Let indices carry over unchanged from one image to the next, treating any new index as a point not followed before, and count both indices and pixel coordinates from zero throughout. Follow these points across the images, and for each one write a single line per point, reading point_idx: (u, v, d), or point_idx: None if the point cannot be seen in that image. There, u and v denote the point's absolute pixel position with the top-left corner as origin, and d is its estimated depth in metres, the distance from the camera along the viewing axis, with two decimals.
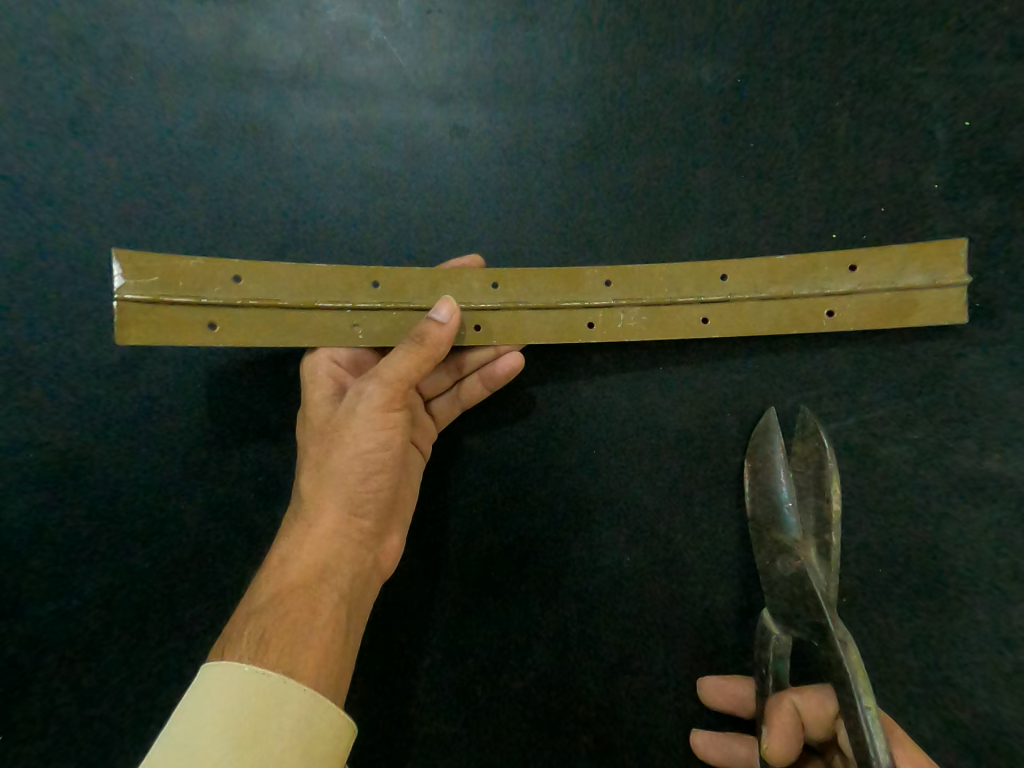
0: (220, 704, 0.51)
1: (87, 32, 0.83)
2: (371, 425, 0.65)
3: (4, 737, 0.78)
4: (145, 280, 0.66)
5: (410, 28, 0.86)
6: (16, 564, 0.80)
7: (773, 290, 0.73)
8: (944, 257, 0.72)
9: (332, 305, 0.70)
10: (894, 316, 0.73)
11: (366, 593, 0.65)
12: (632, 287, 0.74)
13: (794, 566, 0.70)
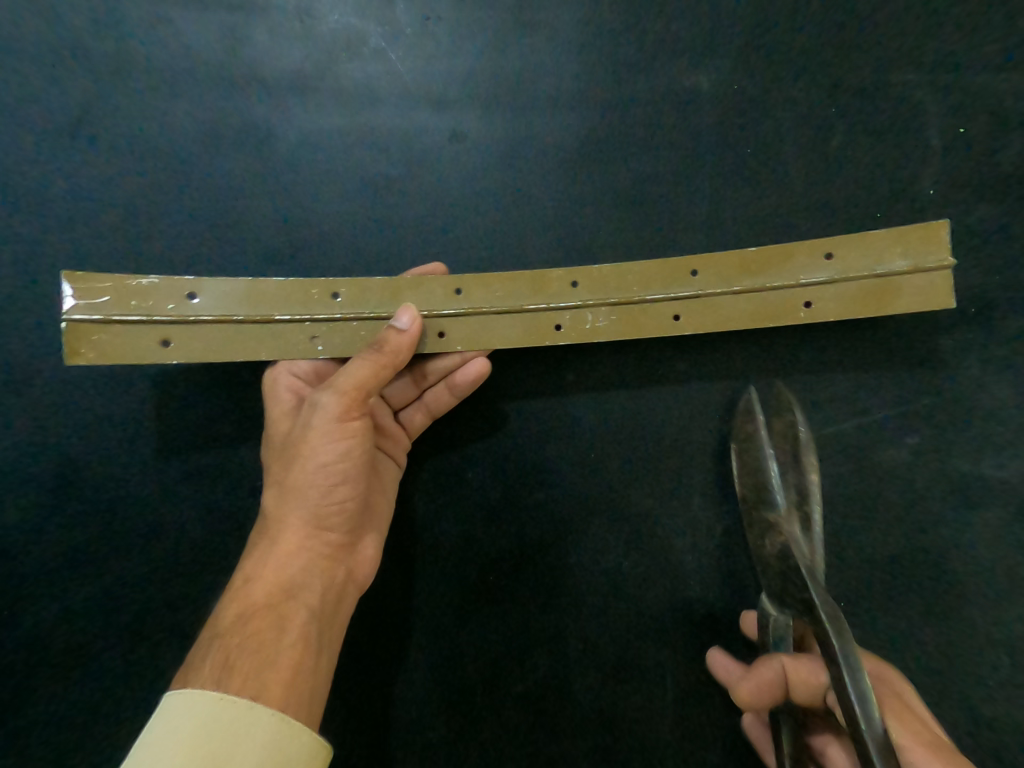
0: (186, 730, 0.52)
1: (91, 42, 0.85)
2: (328, 437, 0.65)
3: (11, 735, 0.79)
4: (96, 300, 0.66)
5: (408, 35, 0.87)
6: (21, 566, 0.81)
7: (743, 285, 0.70)
8: (927, 240, 0.68)
9: (289, 320, 0.69)
10: (879, 302, 0.69)
11: (335, 604, 0.67)
12: (599, 287, 0.72)
13: (780, 541, 0.71)
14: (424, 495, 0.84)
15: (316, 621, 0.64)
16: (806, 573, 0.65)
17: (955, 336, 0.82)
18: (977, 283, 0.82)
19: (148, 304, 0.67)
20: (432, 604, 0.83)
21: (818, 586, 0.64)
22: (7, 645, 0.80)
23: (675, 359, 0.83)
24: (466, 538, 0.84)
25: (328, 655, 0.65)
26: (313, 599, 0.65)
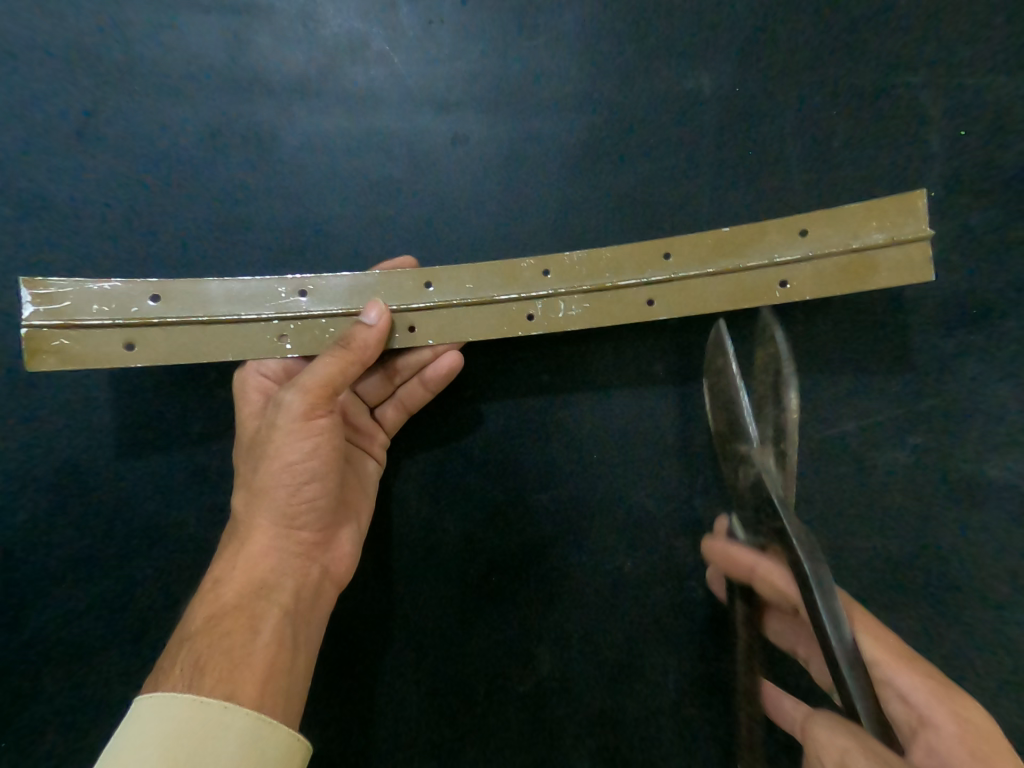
0: (159, 732, 0.52)
1: (98, 46, 0.86)
2: (294, 435, 0.66)
3: (17, 731, 0.80)
4: (57, 307, 0.67)
5: (411, 39, 0.87)
6: (28, 565, 0.82)
7: (717, 266, 0.71)
8: (902, 210, 0.68)
9: (254, 319, 0.70)
10: (854, 277, 0.69)
11: (307, 603, 0.67)
12: (572, 275, 0.72)
13: (750, 473, 0.73)
14: (411, 496, 0.84)
15: (289, 618, 0.65)
16: (781, 506, 0.68)
17: (956, 338, 0.82)
18: (978, 286, 0.82)
19: (112, 308, 0.68)
20: (432, 605, 0.83)
21: (792, 516, 0.68)
22: (15, 643, 0.82)
23: (679, 360, 0.83)
24: (471, 539, 0.84)
25: (304, 651, 0.66)
26: (285, 598, 0.65)
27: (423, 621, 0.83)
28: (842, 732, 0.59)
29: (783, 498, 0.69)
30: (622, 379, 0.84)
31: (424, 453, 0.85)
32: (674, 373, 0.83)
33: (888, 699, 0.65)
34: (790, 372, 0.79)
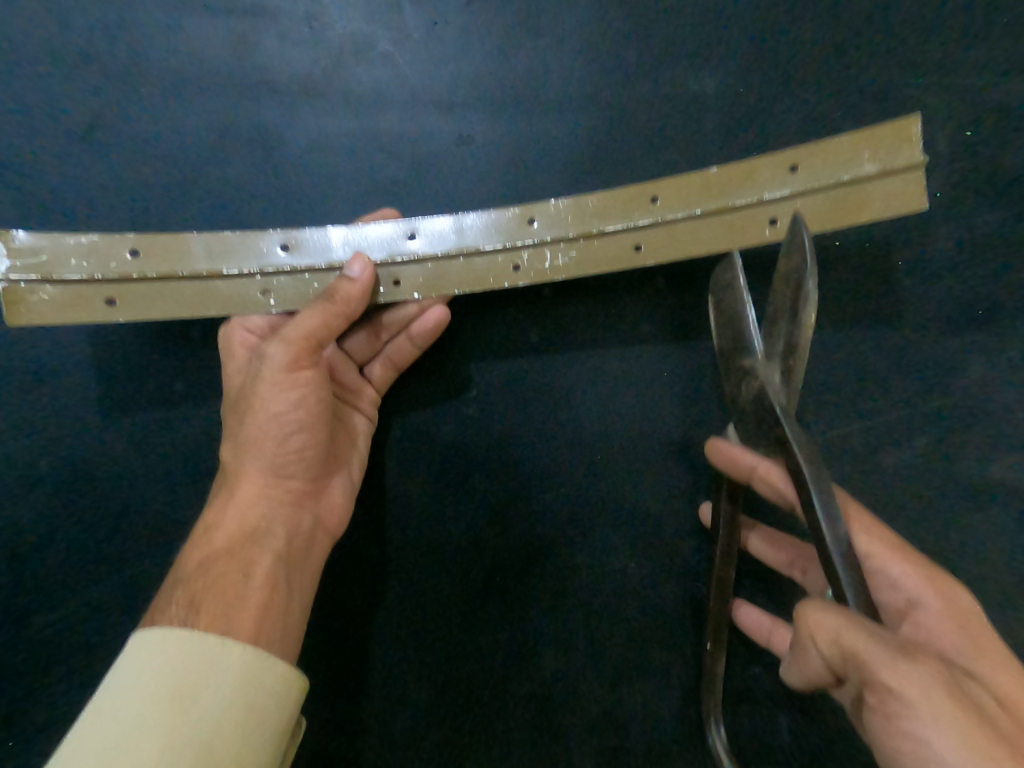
0: (157, 668, 0.52)
1: (107, 49, 0.86)
2: (279, 386, 0.66)
3: (24, 733, 0.80)
4: (31, 260, 0.65)
5: (416, 40, 0.88)
6: (37, 566, 0.82)
7: (704, 206, 0.69)
8: (895, 139, 0.66)
9: (236, 275, 0.69)
10: (846, 210, 0.68)
11: (298, 549, 0.68)
12: (558, 223, 0.71)
13: (753, 386, 0.67)
14: (412, 486, 0.84)
15: (281, 564, 0.65)
16: (782, 414, 0.62)
17: (956, 338, 0.84)
18: (978, 287, 0.84)
19: (90, 263, 0.66)
20: (439, 598, 0.84)
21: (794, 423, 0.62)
22: (25, 644, 0.82)
23: (684, 361, 0.83)
24: (475, 537, 0.84)
25: (297, 598, 0.66)
26: (276, 544, 0.66)
27: (428, 614, 0.83)
28: (841, 610, 0.53)
29: (785, 407, 0.63)
30: (627, 378, 0.84)
31: (427, 451, 0.84)
32: (677, 372, 0.83)
33: (881, 587, 0.64)
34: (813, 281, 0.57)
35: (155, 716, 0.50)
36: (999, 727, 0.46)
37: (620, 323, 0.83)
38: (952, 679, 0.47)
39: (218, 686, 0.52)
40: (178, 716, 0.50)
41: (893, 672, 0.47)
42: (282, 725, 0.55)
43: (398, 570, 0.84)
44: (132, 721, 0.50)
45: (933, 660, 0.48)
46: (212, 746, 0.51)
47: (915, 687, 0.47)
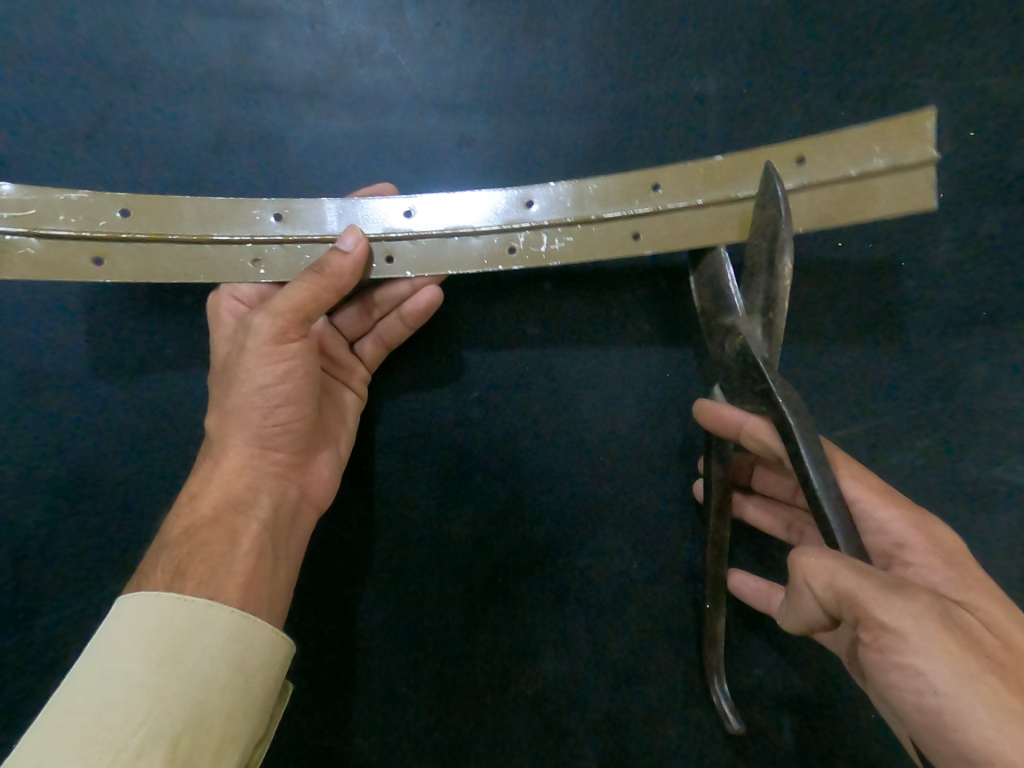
0: (143, 629, 0.51)
1: (110, 48, 0.87)
2: (265, 358, 0.64)
3: (15, 739, 0.78)
4: (20, 213, 0.65)
5: (418, 42, 0.88)
6: (27, 567, 0.81)
7: (706, 196, 0.67)
8: (909, 134, 0.63)
9: (226, 239, 0.68)
10: (854, 206, 0.65)
11: (284, 520, 0.68)
12: (555, 206, 0.69)
13: (738, 339, 0.65)
14: (413, 488, 0.84)
15: (267, 533, 0.64)
16: (765, 368, 0.61)
17: (960, 339, 0.83)
18: (983, 288, 0.83)
19: (80, 220, 0.66)
20: (439, 600, 0.83)
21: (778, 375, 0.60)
22: (13, 647, 0.80)
23: (686, 364, 0.82)
24: (476, 541, 0.84)
25: (283, 568, 0.65)
26: (261, 513, 0.65)
27: (427, 613, 0.83)
28: (830, 552, 0.51)
29: (767, 360, 0.62)
30: (629, 377, 0.83)
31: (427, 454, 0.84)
32: (680, 376, 0.82)
33: (868, 532, 0.61)
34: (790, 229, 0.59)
35: (141, 670, 0.49)
36: (992, 652, 0.46)
37: (620, 327, 0.83)
38: (944, 607, 0.47)
39: (205, 646, 0.52)
40: (166, 675, 0.50)
41: (888, 610, 0.47)
42: (268, 684, 0.55)
43: (396, 571, 0.83)
44: (117, 679, 0.49)
45: (924, 592, 0.48)
46: (201, 709, 0.50)
47: (910, 622, 0.46)
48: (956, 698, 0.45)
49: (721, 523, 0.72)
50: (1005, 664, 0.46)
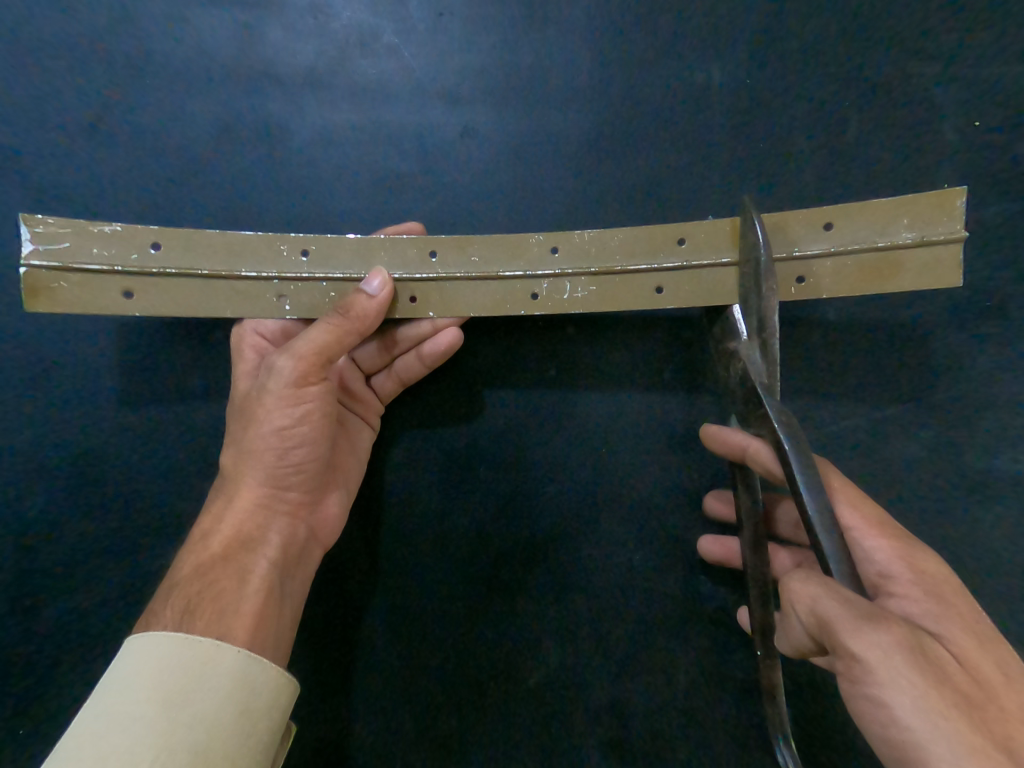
0: (149, 672, 0.51)
1: (112, 41, 0.86)
2: (286, 400, 0.66)
3: (23, 726, 0.79)
4: (55, 247, 0.65)
5: (421, 31, 0.87)
6: (37, 558, 0.81)
7: (731, 255, 0.69)
8: (938, 210, 0.66)
9: (254, 277, 0.69)
10: (875, 276, 0.68)
11: (294, 559, 0.69)
12: (581, 256, 0.71)
13: (740, 367, 0.67)
14: (417, 483, 0.84)
15: (276, 572, 0.65)
16: (765, 394, 0.62)
17: (966, 327, 0.81)
18: (989, 276, 0.81)
19: (111, 252, 0.67)
20: (442, 595, 0.83)
21: (776, 401, 0.62)
22: (25, 637, 0.81)
23: (690, 356, 0.82)
24: (478, 533, 0.83)
25: (288, 606, 0.66)
26: (271, 551, 0.66)
27: (428, 611, 0.82)
28: (815, 578, 0.53)
29: (767, 386, 0.63)
30: (633, 365, 0.83)
31: (431, 445, 0.84)
32: (684, 371, 0.82)
33: (858, 559, 0.60)
34: (767, 253, 0.64)
35: (148, 716, 0.49)
36: (958, 687, 0.47)
37: (622, 319, 0.83)
38: (915, 640, 0.48)
39: (211, 688, 0.52)
40: (172, 719, 0.49)
41: (859, 640, 0.48)
42: (272, 725, 0.55)
43: (396, 567, 0.83)
44: (122, 724, 0.49)
45: (897, 623, 0.49)
46: (206, 749, 0.50)
47: (878, 652, 0.47)
48: (917, 731, 0.45)
49: (757, 557, 0.69)
50: (969, 700, 0.46)
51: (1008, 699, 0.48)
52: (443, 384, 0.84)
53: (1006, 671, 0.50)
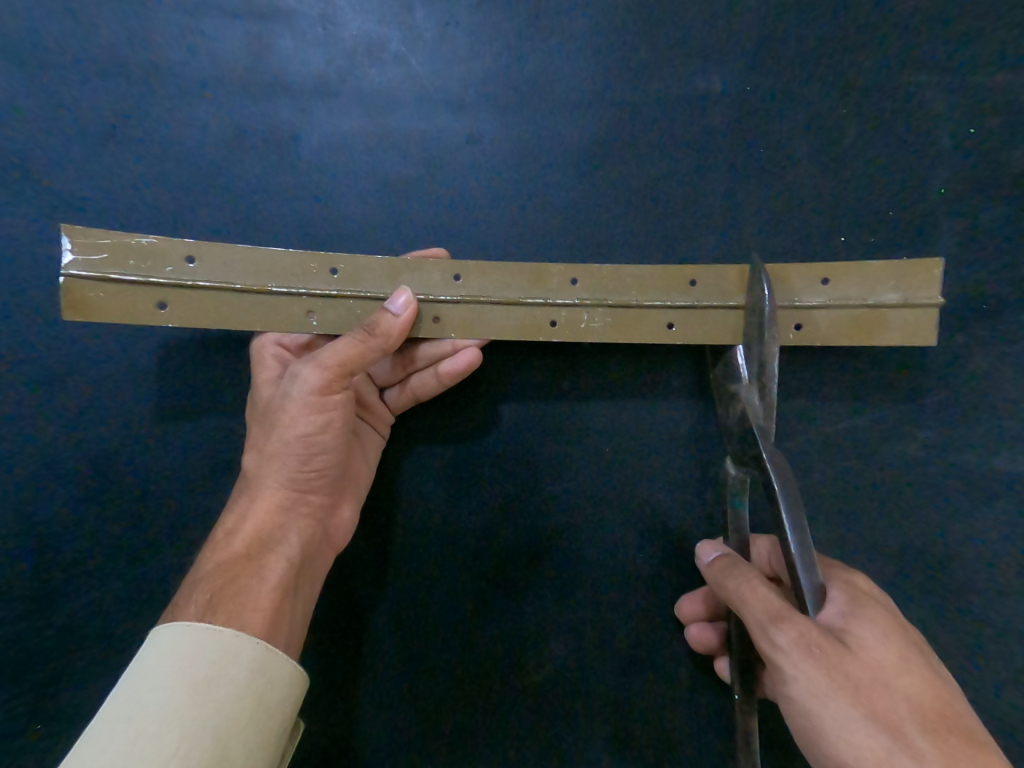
0: (176, 659, 0.54)
1: (128, 50, 0.89)
2: (310, 408, 0.68)
3: (44, 715, 0.82)
4: (94, 258, 0.68)
5: (428, 41, 0.89)
6: (58, 550, 0.84)
7: (737, 300, 0.73)
8: (922, 277, 0.69)
9: (284, 292, 0.71)
10: (865, 330, 0.71)
11: (312, 562, 0.71)
12: (599, 288, 0.73)
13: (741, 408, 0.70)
14: (424, 484, 0.86)
15: (294, 571, 0.67)
16: (759, 435, 0.65)
17: (961, 331, 0.83)
18: (985, 281, 0.83)
19: (146, 265, 0.69)
20: (449, 595, 0.85)
21: (770, 444, 0.64)
22: (46, 628, 0.83)
23: (693, 361, 0.84)
24: (484, 533, 0.85)
25: (302, 605, 0.69)
26: (290, 551, 0.68)
27: (433, 610, 0.85)
28: (754, 581, 0.60)
29: (762, 427, 0.66)
30: (637, 371, 0.85)
31: (438, 444, 0.86)
32: (685, 373, 0.85)
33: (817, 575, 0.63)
34: (768, 299, 0.67)
35: (173, 700, 0.52)
36: (848, 674, 0.51)
37: None
38: (818, 633, 0.53)
39: (231, 677, 0.54)
40: (195, 703, 0.52)
41: (767, 641, 0.55)
42: (286, 720, 0.57)
43: (403, 567, 0.85)
44: (149, 707, 0.51)
45: (807, 620, 0.54)
46: (225, 736, 0.52)
47: (779, 651, 0.53)
48: (814, 714, 0.51)
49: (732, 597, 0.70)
50: (859, 682, 0.51)
51: (902, 675, 0.52)
52: (453, 391, 0.86)
53: (904, 652, 0.53)
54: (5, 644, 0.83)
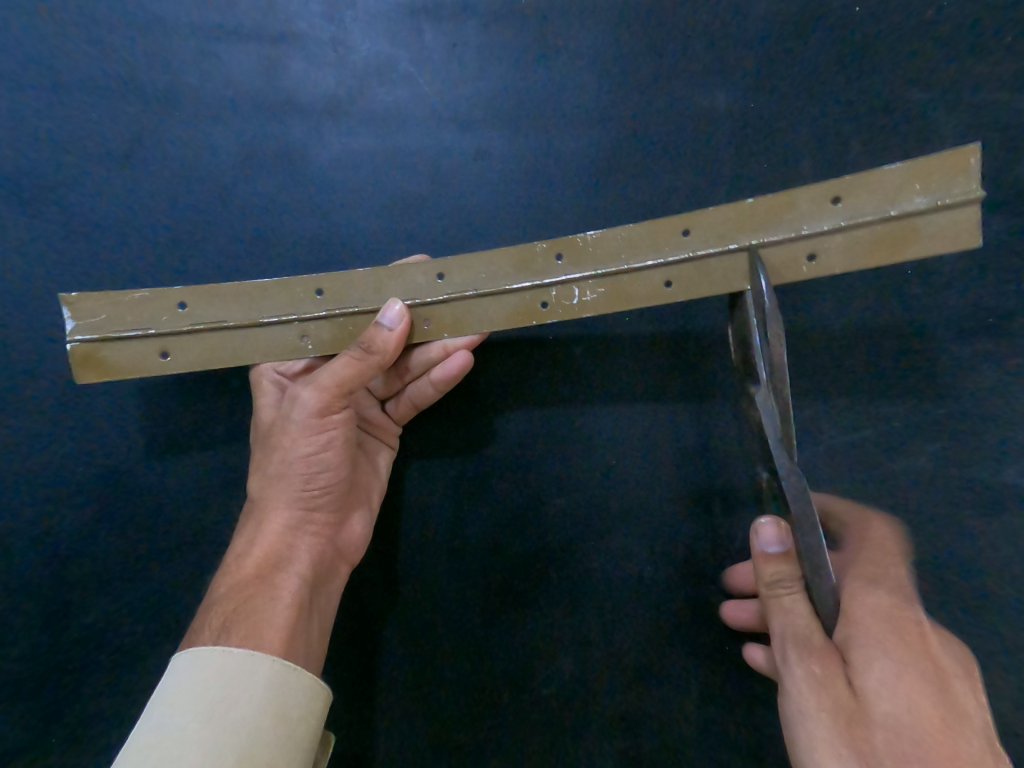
0: (195, 682, 0.55)
1: (144, 74, 0.91)
2: (310, 429, 0.70)
3: (60, 728, 0.83)
4: (95, 321, 0.71)
5: (436, 61, 0.92)
6: (75, 564, 0.86)
7: (738, 241, 0.67)
8: (951, 172, 0.63)
9: (276, 323, 0.72)
10: (891, 247, 0.65)
11: (322, 578, 0.73)
12: (586, 258, 0.70)
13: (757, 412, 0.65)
14: (431, 497, 0.88)
15: (307, 588, 0.69)
16: (775, 443, 0.61)
17: (968, 345, 0.83)
18: (990, 295, 0.83)
19: (143, 316, 0.71)
20: (457, 607, 0.86)
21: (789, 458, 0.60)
22: (62, 642, 0.85)
23: (697, 377, 0.86)
24: (491, 544, 0.87)
25: (315, 621, 0.70)
26: (302, 568, 0.70)
27: (441, 621, 0.86)
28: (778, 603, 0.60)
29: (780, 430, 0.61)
30: (644, 386, 0.87)
31: (446, 457, 0.88)
32: (690, 386, 0.86)
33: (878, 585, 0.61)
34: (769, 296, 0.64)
35: (195, 722, 0.53)
36: (838, 702, 0.52)
37: (632, 339, 0.87)
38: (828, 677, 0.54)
39: (251, 696, 0.56)
40: (216, 724, 0.53)
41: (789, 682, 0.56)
42: (308, 732, 0.59)
43: (411, 581, 0.86)
44: (170, 733, 0.53)
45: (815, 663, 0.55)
46: (250, 753, 0.53)
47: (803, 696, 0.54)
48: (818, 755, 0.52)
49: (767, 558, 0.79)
50: (838, 704, 0.52)
51: (887, 703, 0.50)
52: (457, 403, 0.88)
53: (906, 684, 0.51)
54: (21, 656, 0.84)
